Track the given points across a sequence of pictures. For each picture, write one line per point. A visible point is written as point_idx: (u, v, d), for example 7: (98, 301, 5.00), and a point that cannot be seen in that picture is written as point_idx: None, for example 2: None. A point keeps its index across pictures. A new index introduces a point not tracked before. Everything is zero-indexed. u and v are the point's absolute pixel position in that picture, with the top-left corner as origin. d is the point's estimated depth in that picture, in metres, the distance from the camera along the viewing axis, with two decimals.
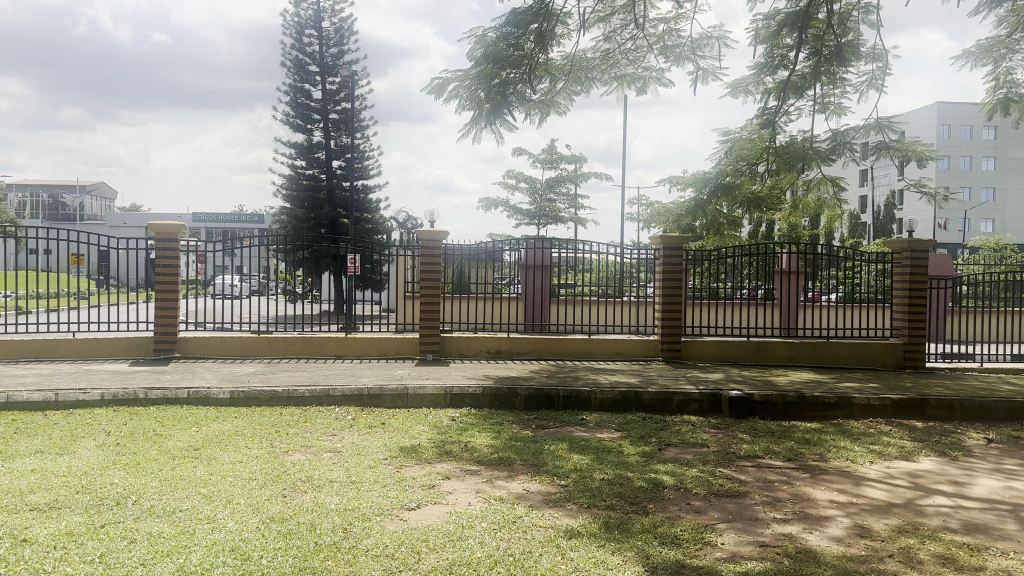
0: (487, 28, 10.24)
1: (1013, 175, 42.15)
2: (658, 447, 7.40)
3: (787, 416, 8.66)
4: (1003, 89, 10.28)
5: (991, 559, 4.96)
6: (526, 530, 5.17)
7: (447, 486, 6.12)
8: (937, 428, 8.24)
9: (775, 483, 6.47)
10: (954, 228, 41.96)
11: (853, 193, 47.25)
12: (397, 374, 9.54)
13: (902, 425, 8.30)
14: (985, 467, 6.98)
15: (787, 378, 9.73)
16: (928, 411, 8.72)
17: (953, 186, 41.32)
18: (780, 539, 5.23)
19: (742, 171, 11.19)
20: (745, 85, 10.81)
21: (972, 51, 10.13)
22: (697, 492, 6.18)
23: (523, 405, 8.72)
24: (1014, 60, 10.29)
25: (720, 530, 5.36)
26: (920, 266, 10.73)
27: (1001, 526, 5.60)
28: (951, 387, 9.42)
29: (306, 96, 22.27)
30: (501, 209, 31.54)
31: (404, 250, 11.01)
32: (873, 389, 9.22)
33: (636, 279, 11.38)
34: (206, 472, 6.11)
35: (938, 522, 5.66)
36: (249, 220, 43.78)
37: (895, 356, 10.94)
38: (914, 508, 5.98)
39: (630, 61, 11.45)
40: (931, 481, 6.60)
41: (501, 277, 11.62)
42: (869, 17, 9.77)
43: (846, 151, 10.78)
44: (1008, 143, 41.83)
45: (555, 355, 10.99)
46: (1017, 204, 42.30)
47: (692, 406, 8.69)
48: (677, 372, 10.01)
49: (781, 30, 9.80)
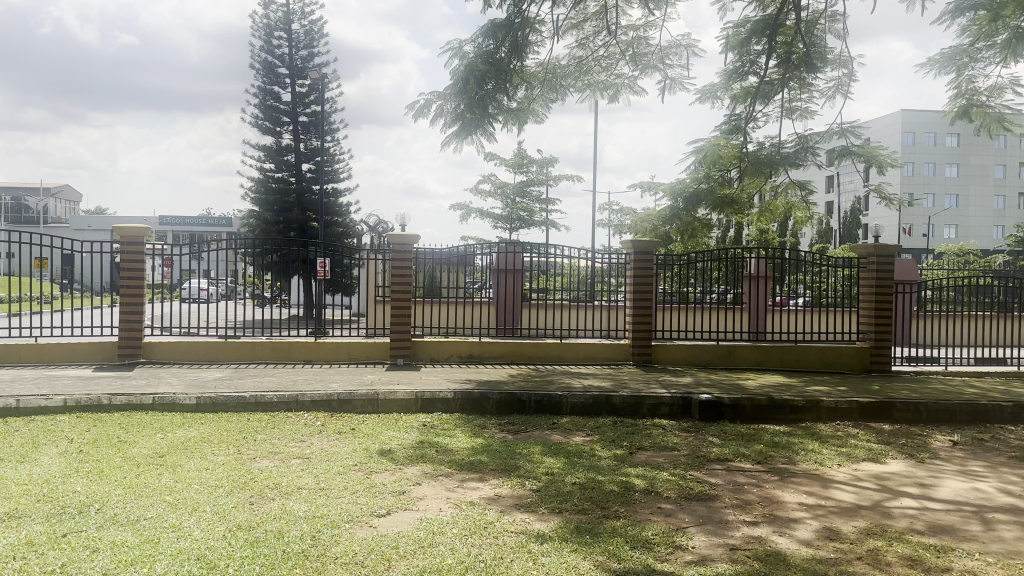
0: (463, 40, 10.24)
1: (976, 182, 42.98)
2: (630, 450, 7.41)
3: (757, 419, 8.72)
4: (965, 98, 10.46)
5: (957, 560, 5.03)
6: (497, 535, 5.13)
7: (418, 492, 6.07)
8: (903, 430, 8.34)
9: (745, 486, 6.51)
10: (918, 233, 42.75)
11: (820, 198, 47.93)
12: (367, 379, 9.44)
13: (869, 428, 8.40)
14: (951, 469, 7.08)
15: (757, 382, 9.81)
16: (895, 413, 8.83)
17: (917, 193, 42.11)
18: (749, 542, 5.26)
19: (714, 177, 11.26)
20: (714, 91, 10.86)
21: (937, 60, 10.29)
22: (668, 495, 6.19)
23: (494, 409, 8.68)
24: (976, 69, 10.42)
25: (690, 533, 5.38)
26: (886, 271, 10.87)
27: (966, 527, 5.68)
28: (916, 390, 9.55)
29: (275, 98, 22.10)
30: (477, 216, 30.96)
31: (374, 254, 10.93)
32: (840, 393, 9.32)
33: (609, 284, 11.41)
34: (171, 480, 5.99)
35: (905, 524, 5.73)
36: (218, 222, 43.38)
37: (862, 360, 11.06)
38: (882, 510, 6.04)
39: (603, 69, 11.51)
40: (898, 483, 6.67)
41: (474, 281, 11.57)
42: (835, 26, 9.92)
43: (811, 157, 10.94)
44: (971, 151, 42.63)
45: (527, 360, 10.97)
46: (980, 210, 43.16)
47: (663, 409, 8.72)
48: (650, 376, 10.04)
49: (750, 38, 9.92)
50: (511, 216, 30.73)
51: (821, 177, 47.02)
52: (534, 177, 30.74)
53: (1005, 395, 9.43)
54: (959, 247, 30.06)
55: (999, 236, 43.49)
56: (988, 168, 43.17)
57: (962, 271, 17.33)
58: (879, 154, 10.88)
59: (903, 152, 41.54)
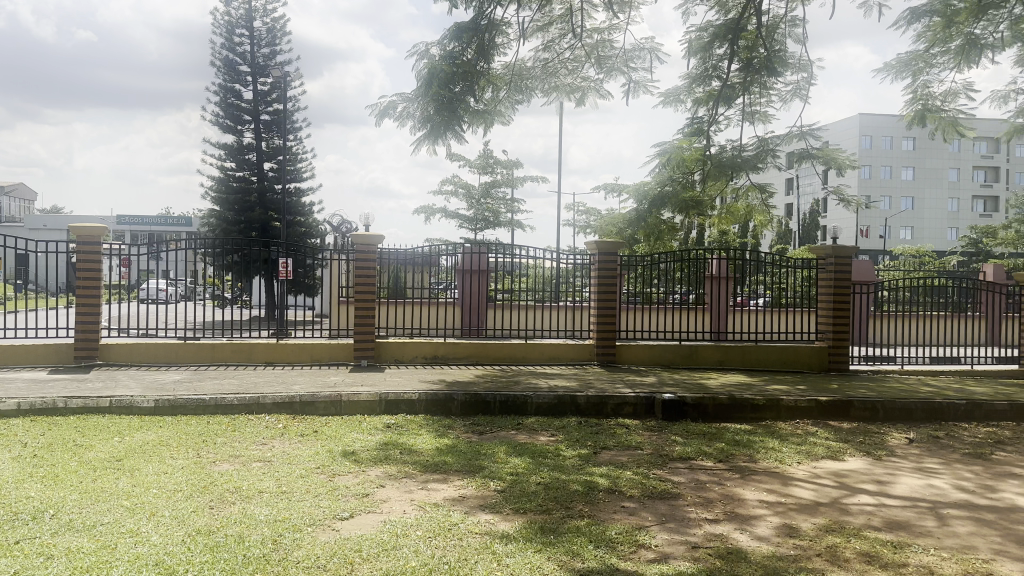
0: (430, 43, 10.19)
1: (931, 185, 44.02)
2: (594, 450, 7.43)
3: (719, 418, 8.81)
4: (920, 103, 10.66)
5: (913, 555, 5.12)
6: (461, 537, 5.11)
7: (381, 495, 6.02)
8: (861, 428, 8.50)
9: (707, 484, 6.58)
10: (876, 235, 43.64)
11: (781, 200, 48.67)
12: (330, 380, 9.35)
13: (827, 426, 8.54)
14: (907, 466, 7.22)
15: (720, 382, 9.92)
16: (853, 412, 8.98)
17: (874, 195, 43.03)
18: (710, 539, 5.31)
19: (679, 180, 11.35)
20: (677, 94, 10.94)
21: (893, 65, 10.48)
22: (632, 494, 6.22)
23: (459, 410, 8.65)
24: (932, 74, 10.60)
25: (653, 531, 5.42)
26: (844, 272, 11.06)
27: (921, 523, 5.80)
28: (873, 389, 9.73)
29: (237, 96, 21.83)
30: (441, 216, 30.88)
31: (338, 254, 10.84)
32: (800, 392, 9.46)
33: (573, 285, 11.45)
34: (129, 484, 5.86)
35: (862, 521, 5.83)
36: (177, 222, 42.66)
37: (821, 359, 11.25)
38: (840, 507, 6.14)
39: (569, 71, 11.54)
40: (855, 480, 6.79)
41: (438, 282, 11.53)
42: (795, 31, 10.07)
43: (772, 160, 11.08)
44: (926, 154, 43.66)
45: (491, 360, 10.94)
46: (935, 213, 44.20)
47: (627, 409, 8.77)
48: (614, 376, 10.09)
49: (713, 42, 10.01)
50: (476, 216, 30.72)
51: (781, 179, 47.74)
52: (499, 177, 30.76)
53: (958, 393, 9.65)
54: (915, 250, 30.85)
55: (953, 237, 44.56)
56: (942, 171, 44.24)
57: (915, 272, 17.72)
58: (838, 157, 11.06)
59: (861, 155, 42.34)
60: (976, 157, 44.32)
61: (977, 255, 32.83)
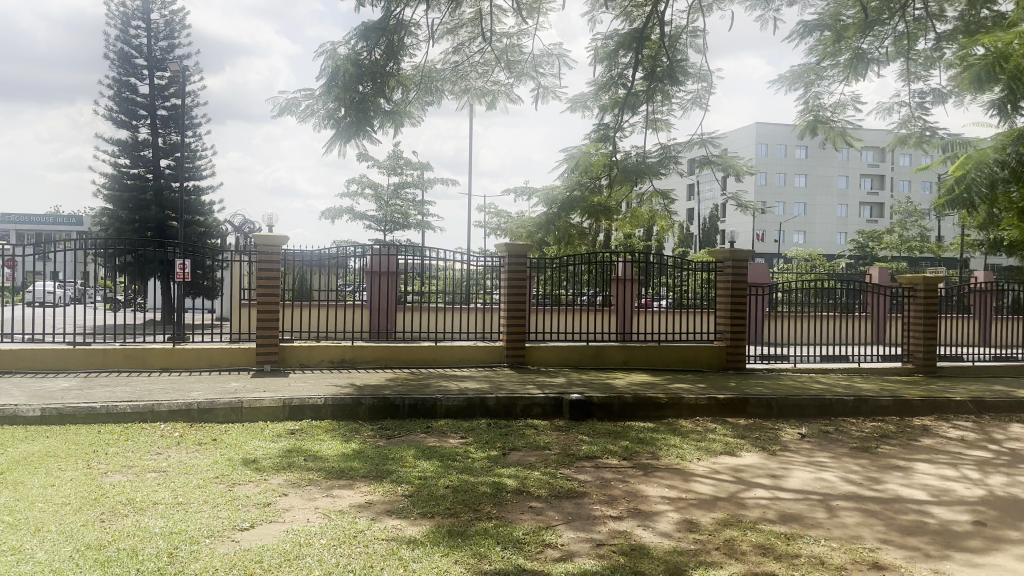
0: (337, 42, 10.00)
1: (821, 192, 46.34)
2: (502, 452, 7.47)
3: (625, 417, 9.01)
4: (811, 113, 11.18)
5: (804, 546, 5.37)
6: (367, 544, 5.04)
7: (285, 503, 5.87)
8: (757, 424, 8.86)
9: (612, 482, 6.71)
10: (771, 238, 45.49)
11: (684, 204, 50.24)
12: (232, 386, 9.06)
13: (726, 422, 8.86)
14: (799, 460, 7.57)
15: (626, 381, 10.14)
16: (750, 409, 9.35)
17: (770, 201, 45.00)
18: (614, 537, 5.42)
19: (587, 185, 11.53)
20: (584, 100, 11.13)
21: (787, 77, 10.96)
22: (539, 495, 6.29)
23: (366, 414, 8.53)
24: (822, 86, 11.14)
25: (559, 531, 5.49)
26: (742, 274, 11.50)
27: (812, 515, 6.09)
28: (769, 386, 10.16)
29: (132, 90, 20.88)
30: (347, 217, 30.43)
31: (240, 255, 10.52)
32: (702, 390, 9.78)
33: (483, 287, 11.49)
34: (9, 499, 5.51)
35: (758, 514, 6.08)
36: (67, 221, 40.44)
37: (720, 358, 11.66)
38: (737, 501, 6.38)
39: (479, 75, 11.56)
40: (752, 474, 7.07)
41: (345, 285, 11.36)
42: (696, 42, 10.41)
43: (675, 166, 11.42)
44: (818, 162, 45.93)
45: (400, 363, 10.85)
46: (825, 218, 46.53)
47: (535, 410, 8.86)
48: (524, 377, 10.18)
49: (618, 50, 10.22)
50: (384, 218, 30.43)
51: (684, 184, 49.27)
52: (408, 179, 30.56)
53: (846, 390, 10.19)
54: (805, 254, 32.40)
55: (842, 241, 46.94)
56: (832, 178, 46.62)
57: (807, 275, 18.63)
58: (736, 164, 11.49)
59: (759, 162, 44.11)
60: (863, 165, 46.69)
61: (863, 258, 34.76)
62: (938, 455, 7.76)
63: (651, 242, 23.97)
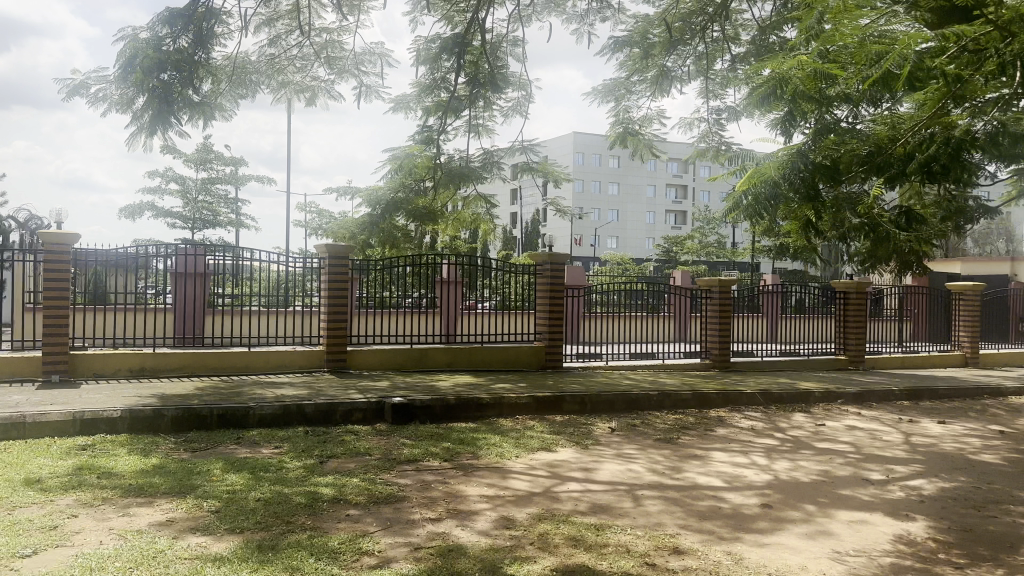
0: (138, 27, 9.31)
1: (632, 201, 49.15)
2: (320, 459, 7.26)
3: (446, 419, 9.06)
4: (622, 125, 11.82)
5: (612, 535, 5.65)
6: (167, 564, 4.70)
7: (72, 526, 5.35)
8: (572, 421, 9.22)
9: (431, 484, 6.72)
10: (587, 243, 47.54)
11: (508, 208, 51.52)
12: (11, 400, 8.14)
13: (544, 420, 9.16)
14: (610, 453, 7.97)
15: (448, 383, 10.21)
16: (566, 406, 9.71)
17: (587, 207, 47.18)
18: (432, 539, 5.42)
19: (410, 187, 11.48)
20: (407, 101, 11.10)
21: (599, 89, 11.52)
22: (357, 501, 6.17)
23: (170, 427, 7.98)
24: (632, 100, 11.80)
25: (376, 537, 5.41)
26: (559, 276, 11.93)
27: (620, 505, 6.43)
28: (584, 384, 10.62)
29: None
30: (150, 214, 28.42)
31: (22, 255, 9.50)
32: (521, 389, 10.05)
33: (302, 289, 11.15)
34: None
35: (571, 507, 6.32)
36: None
37: (539, 357, 12.04)
38: (552, 496, 6.60)
39: (297, 70, 11.20)
40: (566, 469, 7.35)
41: (148, 287, 10.58)
42: (515, 50, 10.70)
43: (496, 171, 11.69)
44: (629, 172, 48.68)
45: (210, 370, 10.24)
46: (635, 225, 49.45)
47: (355, 415, 8.70)
48: (345, 382, 9.96)
49: (441, 54, 10.21)
50: (192, 217, 28.74)
51: (507, 189, 50.50)
52: (219, 175, 29.06)
53: (653, 385, 10.87)
54: (617, 258, 34.26)
55: (649, 247, 50.14)
56: (640, 188, 49.47)
57: (619, 278, 19.73)
58: (553, 170, 11.94)
59: (575, 171, 46.20)
60: (669, 176, 50.38)
61: (668, 262, 37.28)
62: (732, 443, 8.46)
63: (470, 245, 24.39)
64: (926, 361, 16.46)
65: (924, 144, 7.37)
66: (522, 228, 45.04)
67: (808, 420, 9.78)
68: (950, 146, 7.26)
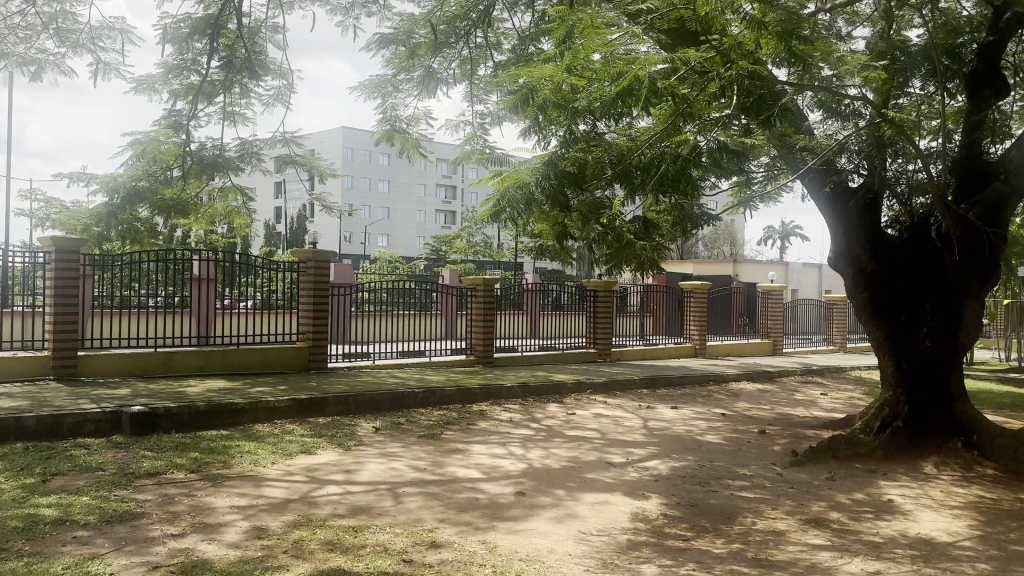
0: None
1: (402, 199, 49.28)
2: (41, 479, 6.44)
3: (195, 427, 8.46)
4: (389, 122, 11.76)
5: (370, 536, 5.60)
6: None
7: None
8: (334, 422, 9.03)
9: (175, 498, 6.23)
10: (356, 241, 47.08)
11: (272, 203, 49.38)
12: None
13: (304, 423, 8.87)
14: (372, 453, 7.91)
15: (200, 388, 9.55)
16: (328, 407, 9.49)
17: (357, 204, 46.57)
18: (173, 556, 5.02)
19: (157, 176, 10.52)
20: (151, 82, 10.22)
21: (365, 85, 11.40)
22: (86, 522, 5.55)
23: None
24: (399, 97, 11.76)
25: (107, 559, 4.90)
26: (322, 276, 11.64)
27: (379, 505, 6.39)
28: (348, 384, 10.45)
29: None
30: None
31: None
32: (281, 392, 9.65)
33: (24, 287, 9.88)
34: None
35: (329, 510, 6.17)
36: None
37: (301, 359, 11.67)
38: (309, 501, 6.40)
39: (18, 39, 9.89)
40: (325, 472, 7.17)
41: None
42: (275, 38, 10.30)
43: (256, 162, 11.22)
44: (399, 170, 48.75)
45: None
46: (404, 223, 49.69)
47: (87, 427, 7.84)
48: (76, 391, 8.94)
49: (193, 34, 9.55)
50: None
51: (272, 183, 48.38)
52: None
53: (418, 383, 10.96)
54: (384, 256, 34.17)
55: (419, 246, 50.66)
56: (411, 186, 49.80)
57: (388, 276, 19.74)
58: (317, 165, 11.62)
59: (345, 168, 45.20)
60: (437, 176, 51.22)
61: (436, 260, 37.86)
62: (491, 436, 8.76)
63: (223, 240, 23.04)
64: (665, 353, 18.23)
65: (660, 158, 8.29)
66: (287, 224, 43.40)
67: (561, 411, 10.40)
68: (684, 162, 8.17)
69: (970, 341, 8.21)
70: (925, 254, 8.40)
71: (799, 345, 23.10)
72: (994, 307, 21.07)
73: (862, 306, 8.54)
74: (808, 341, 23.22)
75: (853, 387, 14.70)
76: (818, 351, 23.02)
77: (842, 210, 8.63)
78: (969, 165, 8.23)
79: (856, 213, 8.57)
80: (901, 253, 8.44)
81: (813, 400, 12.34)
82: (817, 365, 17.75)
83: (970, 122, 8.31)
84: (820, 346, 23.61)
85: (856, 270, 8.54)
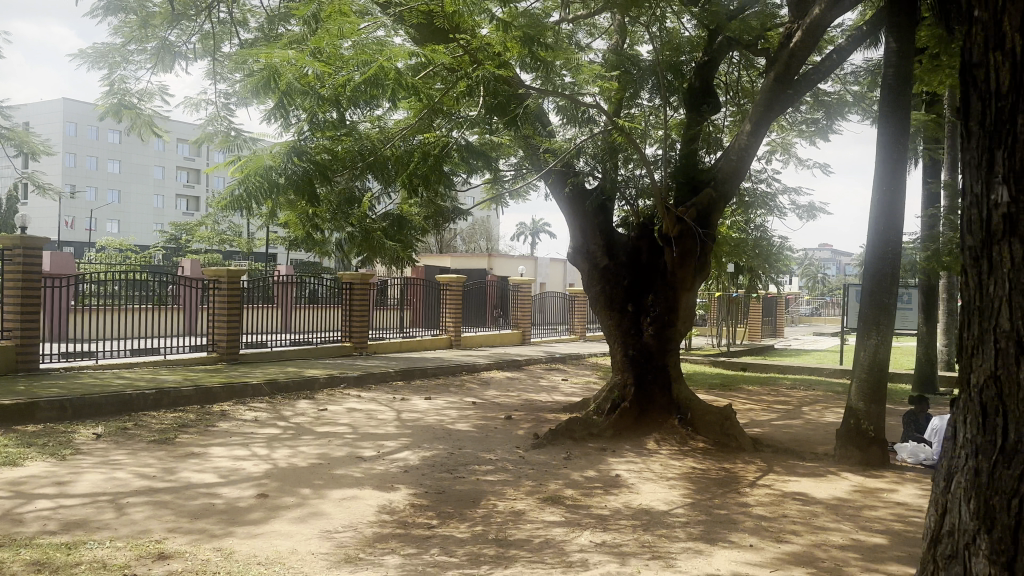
0: None
1: (136, 181, 44.96)
2: None
3: None
4: (116, 96, 10.65)
5: (88, 552, 5.04)
6: None
7: None
8: (46, 430, 8.01)
9: None
10: (80, 226, 42.59)
11: None
12: None
13: (8, 432, 7.77)
14: (93, 462, 7.13)
15: None
16: (39, 413, 8.39)
17: (80, 185, 41.68)
18: None
19: None
20: None
21: (88, 52, 10.23)
22: None
23: None
24: (129, 70, 10.69)
25: None
26: (32, 265, 10.28)
27: (100, 517, 5.78)
28: (65, 387, 9.33)
29: None
30: None
31: None
32: None
33: None
34: None
35: (36, 528, 5.45)
36: None
37: (6, 361, 10.21)
38: (12, 519, 5.61)
39: None
40: (33, 486, 6.33)
41: None
42: None
43: None
44: (131, 150, 44.38)
45: None
46: (139, 208, 45.41)
47: None
48: None
49: None
50: None
51: None
52: None
53: (151, 383, 10.07)
54: (111, 242, 30.92)
55: (156, 233, 46.72)
56: (147, 168, 45.62)
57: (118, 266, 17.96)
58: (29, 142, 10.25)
59: (63, 143, 40.58)
60: (178, 158, 47.37)
61: (174, 249, 35.02)
62: (232, 437, 8.29)
63: None
64: (419, 345, 18.46)
65: (411, 152, 8.34)
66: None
67: (310, 407, 10.12)
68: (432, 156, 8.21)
69: (684, 332, 9.18)
70: (650, 254, 9.28)
71: (545, 335, 24.60)
72: (706, 299, 23.98)
73: (596, 299, 9.42)
74: (553, 331, 24.78)
75: (590, 373, 15.95)
76: (562, 339, 24.67)
77: (579, 211, 9.43)
78: (687, 173, 8.98)
79: (591, 214, 9.40)
80: (629, 251, 9.32)
81: (555, 386, 13.19)
82: (560, 354, 19.04)
83: (687, 134, 9.25)
84: (563, 335, 25.34)
85: (591, 264, 9.41)
